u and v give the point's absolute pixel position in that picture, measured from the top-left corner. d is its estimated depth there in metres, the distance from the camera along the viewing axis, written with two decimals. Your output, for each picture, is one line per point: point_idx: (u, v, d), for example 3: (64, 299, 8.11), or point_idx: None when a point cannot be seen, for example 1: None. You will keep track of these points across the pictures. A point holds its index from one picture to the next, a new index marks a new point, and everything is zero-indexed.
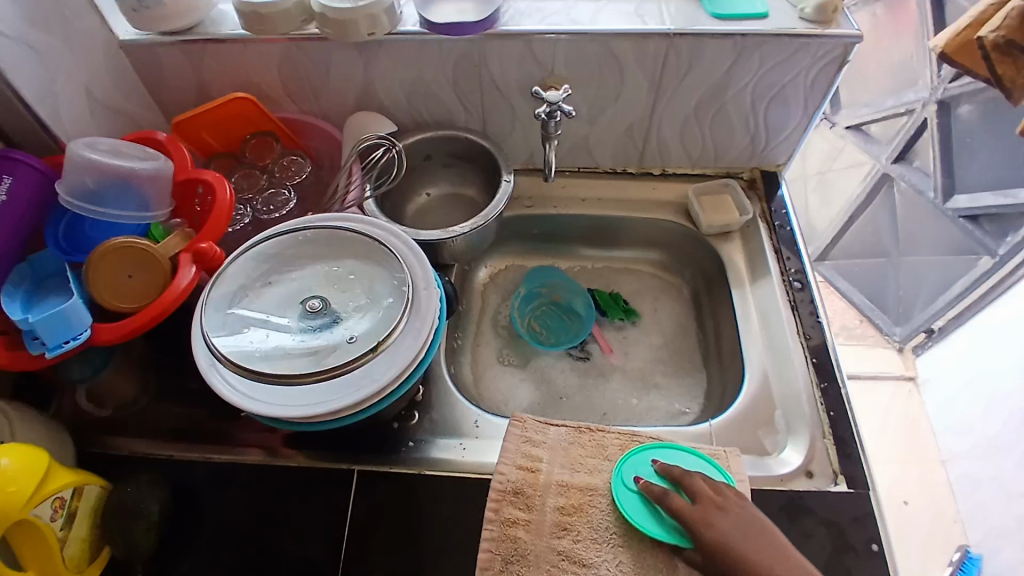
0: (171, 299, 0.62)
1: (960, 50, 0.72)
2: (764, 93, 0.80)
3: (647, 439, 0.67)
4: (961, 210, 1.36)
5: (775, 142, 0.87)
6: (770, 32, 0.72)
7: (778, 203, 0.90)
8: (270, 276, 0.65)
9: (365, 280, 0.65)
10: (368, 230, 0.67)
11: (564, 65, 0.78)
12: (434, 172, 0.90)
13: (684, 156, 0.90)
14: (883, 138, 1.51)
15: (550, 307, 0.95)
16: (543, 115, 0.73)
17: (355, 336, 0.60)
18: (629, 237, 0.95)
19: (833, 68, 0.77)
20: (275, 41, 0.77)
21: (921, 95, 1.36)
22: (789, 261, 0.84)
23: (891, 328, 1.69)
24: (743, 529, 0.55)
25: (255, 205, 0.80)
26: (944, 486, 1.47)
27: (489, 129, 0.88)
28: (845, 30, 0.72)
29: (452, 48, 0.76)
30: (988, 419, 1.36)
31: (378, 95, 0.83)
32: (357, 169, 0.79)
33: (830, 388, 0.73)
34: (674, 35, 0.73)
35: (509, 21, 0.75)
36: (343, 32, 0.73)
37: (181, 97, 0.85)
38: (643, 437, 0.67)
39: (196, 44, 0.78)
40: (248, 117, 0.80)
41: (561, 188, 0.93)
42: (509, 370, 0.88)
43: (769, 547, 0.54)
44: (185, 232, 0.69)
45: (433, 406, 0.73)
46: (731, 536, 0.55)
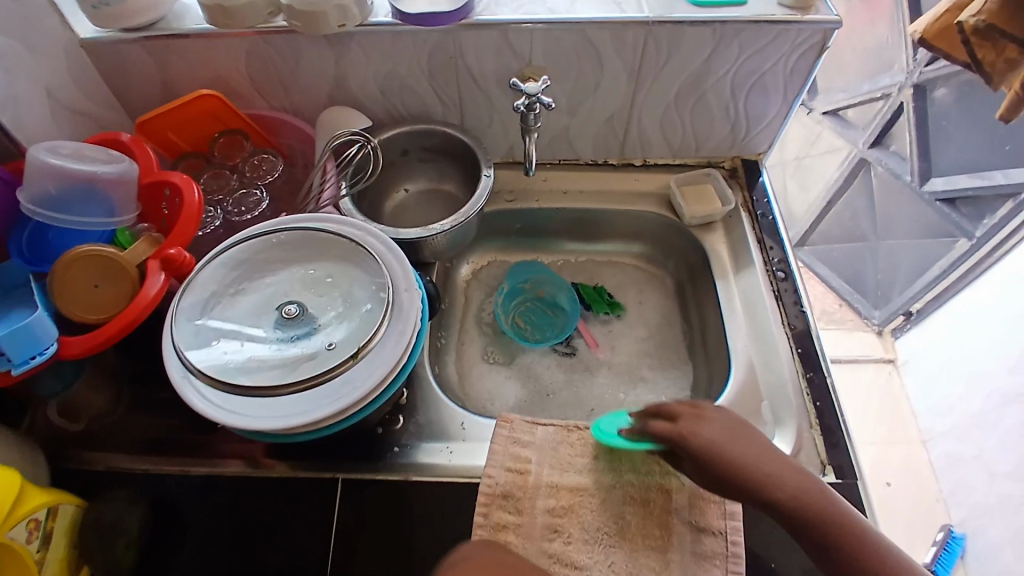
0: (142, 307, 0.59)
1: (939, 35, 0.72)
2: (743, 81, 0.79)
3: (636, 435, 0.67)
4: (938, 194, 1.38)
5: (755, 130, 0.87)
6: (748, 20, 0.71)
7: (759, 191, 0.89)
8: (244, 281, 0.63)
9: (345, 283, 0.63)
10: (345, 231, 0.65)
11: (541, 55, 0.76)
12: (411, 168, 0.88)
13: (665, 146, 0.89)
14: (860, 122, 1.51)
15: (534, 303, 0.94)
16: (523, 107, 0.71)
17: (334, 343, 0.58)
18: (612, 229, 0.93)
19: (812, 55, 0.76)
20: (240, 35, 0.73)
21: (897, 79, 1.37)
22: (773, 251, 0.83)
23: (871, 312, 1.70)
24: (731, 432, 0.55)
25: (226, 206, 0.77)
26: (926, 465, 1.50)
27: (467, 122, 0.86)
28: (823, 17, 0.71)
29: (426, 39, 0.74)
30: (968, 398, 1.38)
31: (351, 89, 0.81)
32: (332, 167, 0.76)
33: (816, 379, 0.73)
34: (652, 23, 0.72)
35: (484, 10, 0.73)
36: (311, 25, 0.70)
37: (145, 95, 0.81)
38: None
39: (157, 40, 0.74)
40: (215, 115, 0.77)
41: (542, 181, 0.91)
42: (495, 368, 0.86)
43: (751, 444, 0.54)
44: (154, 236, 0.66)
45: (418, 408, 0.71)
46: (720, 437, 0.55)
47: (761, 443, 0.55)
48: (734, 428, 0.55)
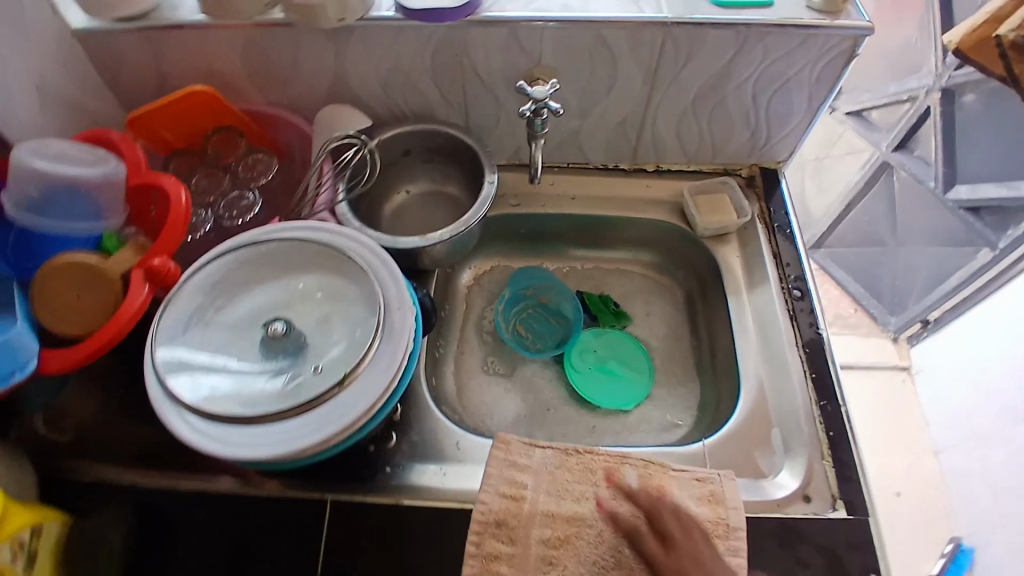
0: (124, 320, 0.58)
1: (975, 47, 0.71)
2: (766, 87, 0.74)
3: (637, 462, 0.64)
4: (962, 202, 1.33)
5: (776, 138, 0.82)
6: (774, 23, 0.66)
7: (778, 202, 0.85)
8: (231, 295, 0.61)
9: (335, 300, 0.61)
10: (337, 241, 0.62)
11: (552, 55, 0.71)
12: (413, 168, 0.84)
13: (680, 152, 0.85)
14: (883, 125, 1.46)
15: (536, 311, 0.90)
16: (529, 112, 0.67)
17: (321, 366, 0.56)
18: (622, 237, 0.90)
19: (841, 60, 0.71)
20: (235, 28, 0.70)
21: (925, 81, 1.32)
22: (789, 267, 0.79)
23: (886, 319, 1.65)
24: None
25: (217, 210, 0.74)
26: (935, 477, 1.46)
27: (473, 123, 0.82)
28: (854, 22, 0.67)
29: (430, 34, 0.69)
30: (981, 411, 1.34)
31: (351, 86, 0.77)
32: (328, 168, 0.73)
33: (829, 407, 0.69)
34: (671, 23, 0.67)
35: (493, 5, 0.68)
36: (310, 19, 0.66)
37: (140, 87, 0.78)
38: (634, 460, 0.64)
39: (150, 31, 0.70)
40: (208, 111, 0.73)
41: (550, 185, 0.87)
42: (495, 380, 0.83)
43: None
44: (139, 243, 0.64)
45: (412, 426, 0.69)
46: None
47: None
48: None
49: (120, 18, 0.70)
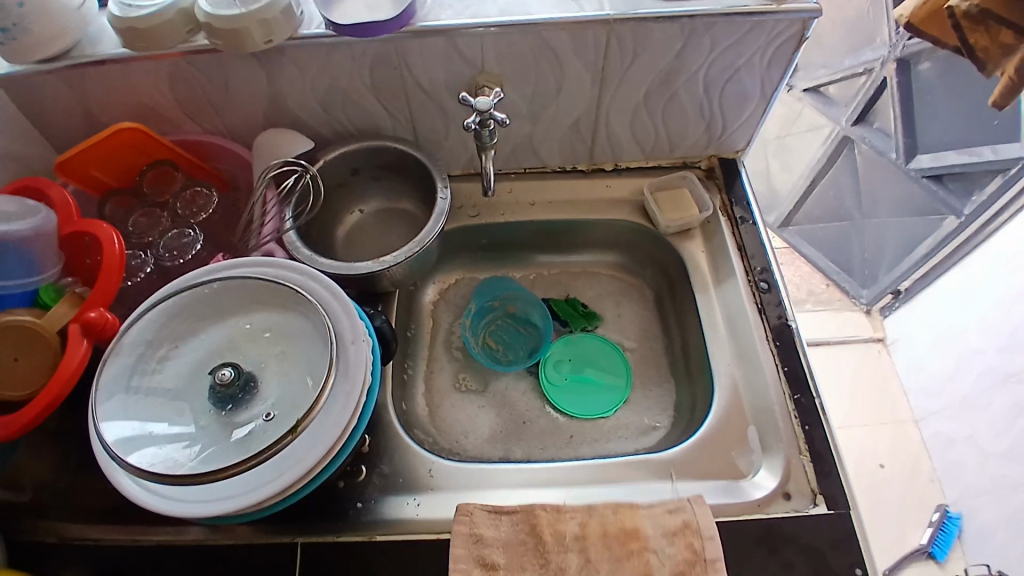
0: (65, 380, 0.55)
1: (927, 20, 0.68)
2: (718, 78, 0.72)
3: (606, 510, 0.59)
4: (925, 170, 1.33)
5: (732, 129, 0.80)
6: (719, 12, 0.64)
7: (739, 193, 0.83)
8: (177, 339, 0.58)
9: (287, 337, 0.59)
10: (284, 275, 0.60)
11: (495, 61, 0.68)
12: (363, 187, 0.81)
13: (637, 149, 0.83)
14: (842, 99, 1.46)
15: (505, 321, 0.88)
16: (474, 125, 0.65)
17: (273, 413, 0.54)
18: (586, 239, 0.88)
19: (791, 46, 0.69)
20: (160, 57, 0.66)
21: (879, 52, 1.32)
22: (754, 258, 0.78)
23: (859, 291, 1.66)
24: None
25: (157, 251, 0.70)
26: (919, 445, 1.47)
27: (422, 136, 0.79)
28: (801, 5, 0.65)
29: (364, 49, 0.66)
30: (959, 376, 1.36)
31: (289, 107, 0.73)
32: (272, 196, 0.70)
33: (804, 400, 0.69)
34: (613, 21, 0.64)
35: (429, 15, 0.65)
36: (236, 42, 0.63)
37: (69, 127, 0.74)
38: (602, 505, 0.60)
39: (72, 68, 0.66)
40: (139, 145, 0.69)
41: (507, 193, 0.85)
42: (467, 398, 0.81)
43: None
44: (76, 294, 0.61)
45: (383, 457, 0.67)
46: None
47: None
48: None
49: (40, 59, 0.66)
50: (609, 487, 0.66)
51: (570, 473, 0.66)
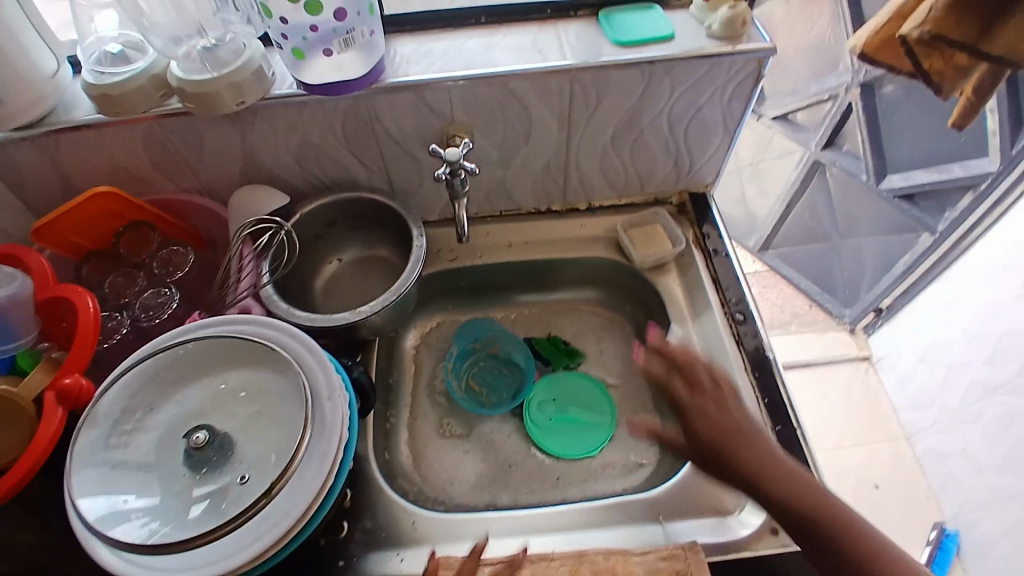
0: (42, 447, 0.54)
1: (880, 46, 0.72)
2: (681, 117, 0.74)
3: (596, 557, 0.59)
4: (897, 189, 1.37)
5: (699, 164, 0.82)
6: (677, 56, 0.66)
7: (710, 225, 0.85)
8: (152, 403, 0.57)
9: (264, 395, 0.59)
10: (261, 333, 0.60)
11: (463, 111, 0.70)
12: (340, 238, 0.82)
13: (608, 187, 0.84)
14: (810, 124, 1.50)
15: (488, 362, 0.88)
16: (445, 175, 0.66)
17: (248, 476, 0.53)
18: (563, 277, 0.89)
19: (749, 84, 0.71)
20: (134, 121, 0.67)
21: (843, 78, 1.37)
22: (729, 290, 0.79)
23: (842, 311, 1.67)
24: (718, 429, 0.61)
25: (134, 311, 0.71)
26: (913, 462, 1.47)
27: (396, 186, 0.80)
28: (754, 46, 0.67)
29: (335, 106, 0.67)
30: (948, 389, 1.36)
31: (263, 163, 0.74)
32: (249, 250, 0.70)
33: (785, 431, 0.68)
34: (574, 69, 0.66)
35: (396, 70, 0.67)
36: (206, 105, 0.64)
37: (46, 192, 0.74)
38: (591, 556, 0.60)
39: (47, 135, 0.67)
40: (116, 209, 0.70)
41: (484, 235, 0.86)
42: (452, 443, 0.81)
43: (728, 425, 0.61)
44: (52, 360, 0.60)
45: (366, 511, 0.66)
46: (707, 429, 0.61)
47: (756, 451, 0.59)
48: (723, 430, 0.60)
49: (16, 127, 0.66)
50: (604, 530, 0.65)
51: (557, 517, 0.66)
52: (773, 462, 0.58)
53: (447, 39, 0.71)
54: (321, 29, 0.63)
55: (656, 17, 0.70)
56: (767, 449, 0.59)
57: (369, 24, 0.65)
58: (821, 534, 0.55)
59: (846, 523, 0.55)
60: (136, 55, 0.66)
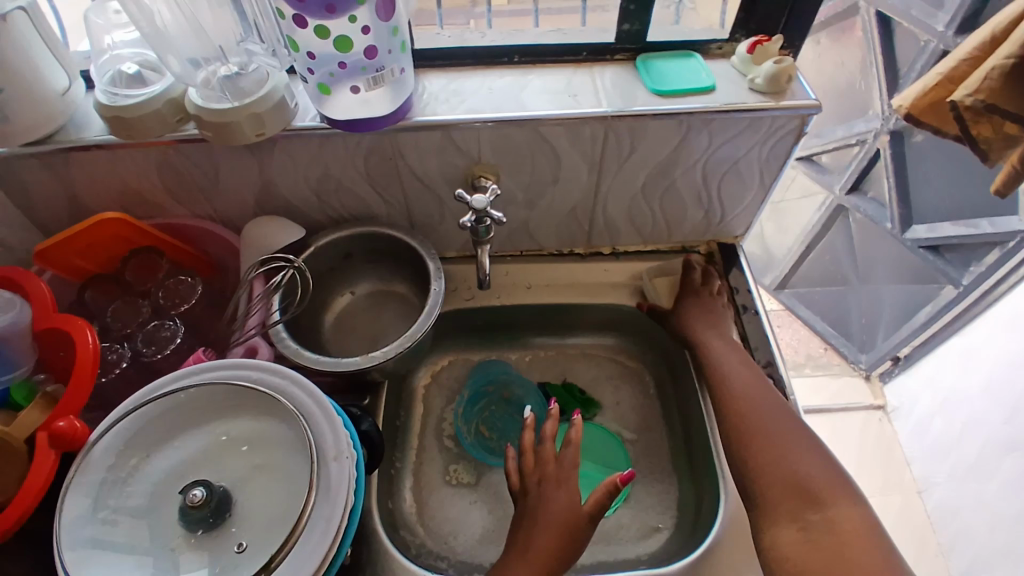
0: (29, 498, 0.51)
1: (927, 109, 0.73)
2: (716, 169, 0.71)
3: None
4: (921, 241, 1.33)
5: (731, 215, 0.79)
6: (718, 109, 0.63)
7: (738, 278, 0.82)
8: (149, 450, 0.55)
9: (267, 448, 0.56)
10: (269, 381, 0.57)
11: (491, 153, 0.67)
12: (356, 271, 0.79)
13: (635, 234, 0.81)
14: (835, 168, 1.49)
15: (499, 407, 0.85)
16: (470, 223, 0.64)
17: (245, 543, 0.50)
18: (585, 321, 0.85)
19: (790, 140, 0.68)
20: (148, 144, 0.64)
21: (873, 124, 1.33)
22: (758, 352, 0.76)
23: (858, 356, 1.64)
24: (702, 306, 0.76)
25: (136, 343, 0.67)
26: (924, 516, 1.41)
27: (417, 223, 0.77)
28: (801, 102, 0.64)
29: (359, 142, 0.65)
30: (963, 445, 1.31)
31: (280, 193, 0.71)
32: (259, 286, 0.68)
33: None
34: (611, 117, 0.64)
35: (424, 108, 0.64)
36: (223, 135, 0.61)
37: (53, 210, 0.71)
38: None
39: (56, 153, 0.64)
40: (122, 235, 0.67)
41: (504, 275, 0.83)
42: (459, 492, 0.78)
43: (704, 309, 0.76)
44: (48, 395, 0.57)
45: (367, 568, 0.63)
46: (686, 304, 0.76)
47: (716, 320, 0.75)
48: (707, 306, 0.76)
49: (24, 142, 0.63)
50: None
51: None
52: (718, 329, 0.75)
53: (479, 77, 0.69)
54: (348, 66, 0.59)
55: (696, 67, 0.68)
56: (717, 319, 0.76)
57: (400, 62, 0.61)
58: (724, 377, 0.71)
59: (740, 379, 0.70)
60: (153, 76, 0.63)
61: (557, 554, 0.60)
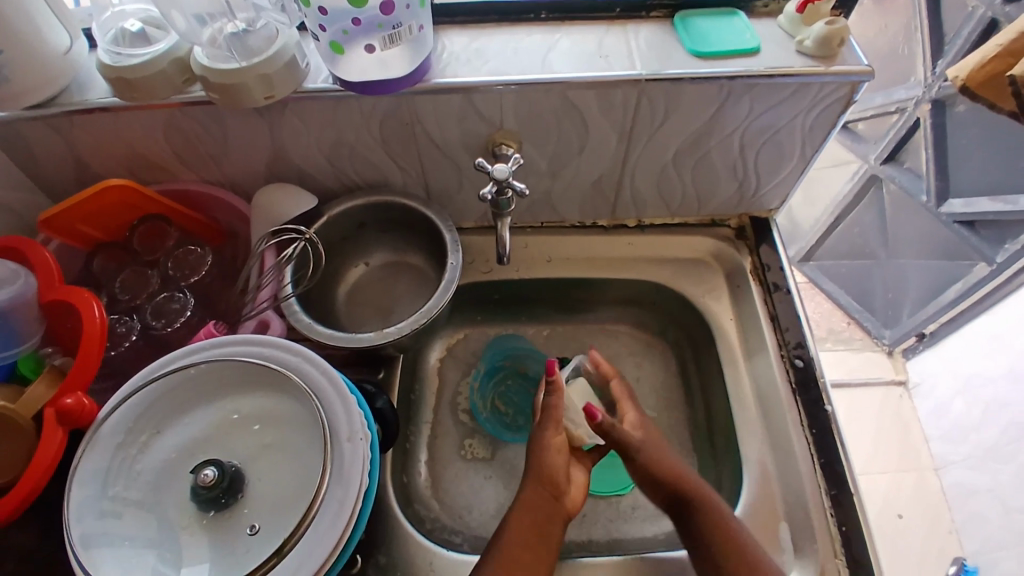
0: (38, 475, 0.50)
1: (983, 84, 0.66)
2: (754, 140, 0.67)
3: None
4: (956, 215, 1.27)
5: (765, 189, 0.74)
6: (761, 74, 0.59)
7: (769, 254, 0.78)
8: (159, 426, 0.53)
9: (279, 426, 0.54)
10: (281, 357, 0.55)
11: (514, 119, 0.63)
12: (370, 241, 0.76)
13: (662, 206, 0.77)
14: (870, 137, 1.42)
15: (516, 381, 0.84)
16: (491, 194, 0.60)
17: (258, 525, 0.49)
18: (605, 297, 0.83)
19: (837, 108, 0.63)
20: (153, 108, 0.61)
21: (914, 92, 1.26)
22: (788, 331, 0.72)
23: (881, 331, 1.59)
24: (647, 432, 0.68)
25: (145, 314, 0.65)
26: (939, 494, 1.40)
27: (433, 191, 0.74)
28: (851, 67, 0.59)
29: (373, 105, 0.61)
30: (984, 428, 1.28)
31: (292, 159, 0.68)
32: (272, 258, 0.65)
33: (842, 497, 0.63)
34: (644, 81, 0.59)
35: (444, 69, 0.60)
36: (232, 99, 0.57)
37: (59, 174, 0.69)
38: None
39: (60, 116, 0.61)
40: (129, 203, 0.64)
41: (523, 247, 0.79)
42: (474, 467, 0.77)
43: (653, 441, 0.66)
44: (56, 369, 0.55)
45: (381, 544, 0.62)
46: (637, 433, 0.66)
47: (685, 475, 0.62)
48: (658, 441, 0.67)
49: (26, 106, 0.60)
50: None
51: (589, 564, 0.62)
52: (693, 482, 0.62)
53: (502, 36, 0.64)
54: (363, 22, 0.54)
55: (740, 27, 0.62)
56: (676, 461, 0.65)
57: (419, 18, 0.57)
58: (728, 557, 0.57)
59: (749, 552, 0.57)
60: (158, 34, 0.59)
61: (557, 481, 0.63)
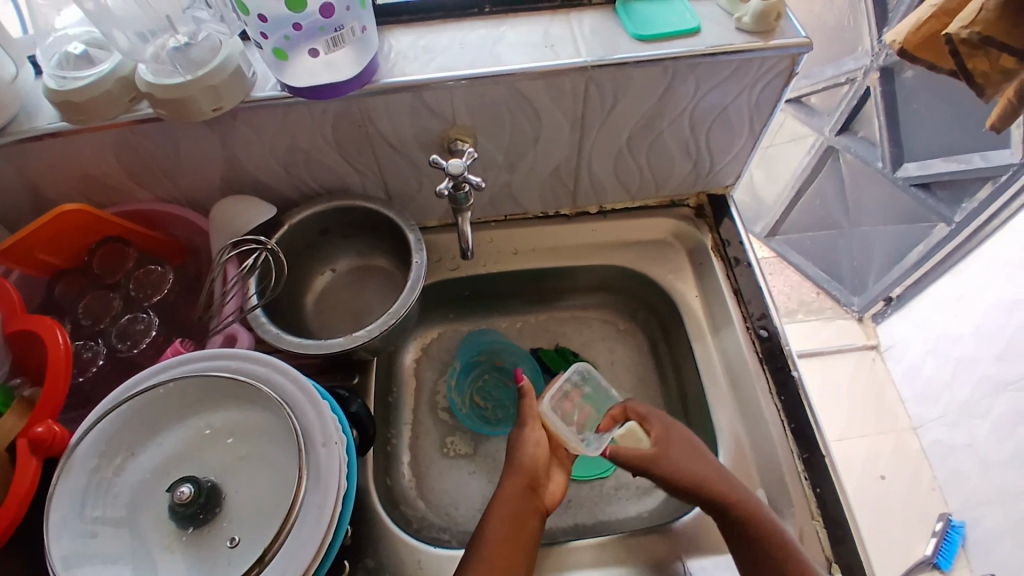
0: (14, 508, 0.49)
1: (921, 45, 0.68)
2: (703, 119, 0.68)
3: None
4: (912, 179, 1.31)
5: (720, 165, 0.76)
6: (702, 53, 0.60)
7: (729, 230, 0.79)
8: (133, 447, 0.53)
9: (255, 438, 0.54)
10: (250, 368, 0.55)
11: (466, 114, 0.63)
12: (334, 248, 0.76)
13: (622, 191, 0.78)
14: (824, 109, 1.44)
15: (493, 375, 0.84)
16: (448, 189, 0.61)
17: (237, 538, 0.49)
18: (574, 283, 0.84)
19: (780, 82, 0.65)
20: (104, 129, 0.60)
21: (862, 62, 1.28)
22: (752, 303, 0.74)
23: (850, 299, 1.63)
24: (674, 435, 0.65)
25: (111, 339, 0.65)
26: (919, 454, 1.43)
27: (393, 192, 0.74)
28: (790, 40, 0.60)
29: (324, 110, 0.60)
30: (957, 383, 1.31)
31: (247, 169, 0.67)
32: (234, 270, 0.64)
33: (814, 459, 0.65)
34: (590, 68, 0.60)
35: (391, 69, 0.60)
36: (180, 112, 0.57)
37: (14, 204, 0.67)
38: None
39: (7, 146, 0.60)
40: (87, 226, 0.64)
41: (488, 242, 0.80)
42: (457, 463, 0.77)
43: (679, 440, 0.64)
44: (24, 400, 0.55)
45: (368, 548, 0.62)
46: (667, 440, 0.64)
47: (695, 456, 0.63)
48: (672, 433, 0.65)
49: None
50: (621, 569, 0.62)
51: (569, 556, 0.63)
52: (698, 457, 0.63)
53: (447, 33, 0.64)
54: (305, 27, 0.55)
55: (679, 8, 0.64)
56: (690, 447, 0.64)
57: (361, 19, 0.57)
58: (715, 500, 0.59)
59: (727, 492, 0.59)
60: (101, 55, 0.58)
61: (535, 474, 0.64)
